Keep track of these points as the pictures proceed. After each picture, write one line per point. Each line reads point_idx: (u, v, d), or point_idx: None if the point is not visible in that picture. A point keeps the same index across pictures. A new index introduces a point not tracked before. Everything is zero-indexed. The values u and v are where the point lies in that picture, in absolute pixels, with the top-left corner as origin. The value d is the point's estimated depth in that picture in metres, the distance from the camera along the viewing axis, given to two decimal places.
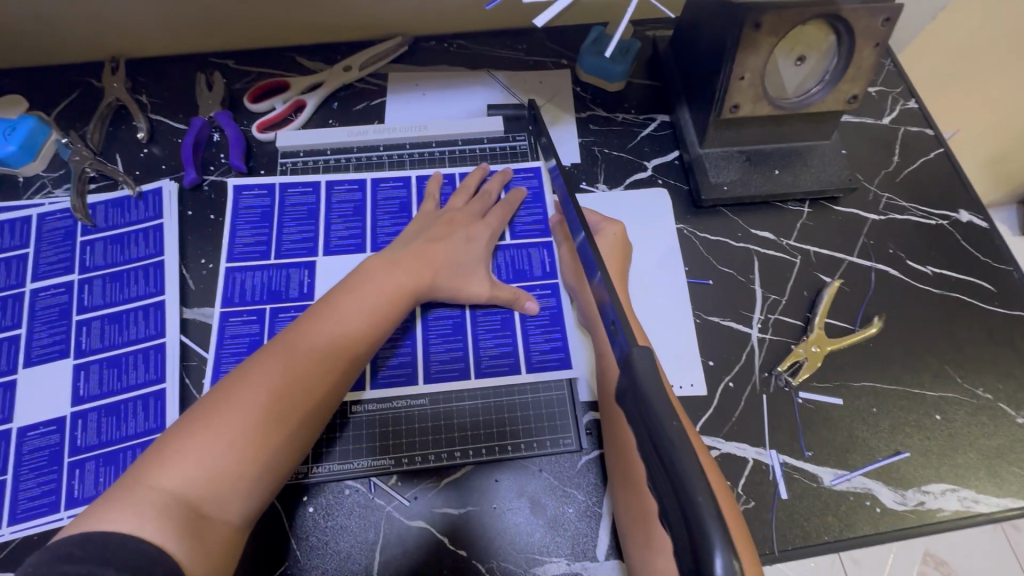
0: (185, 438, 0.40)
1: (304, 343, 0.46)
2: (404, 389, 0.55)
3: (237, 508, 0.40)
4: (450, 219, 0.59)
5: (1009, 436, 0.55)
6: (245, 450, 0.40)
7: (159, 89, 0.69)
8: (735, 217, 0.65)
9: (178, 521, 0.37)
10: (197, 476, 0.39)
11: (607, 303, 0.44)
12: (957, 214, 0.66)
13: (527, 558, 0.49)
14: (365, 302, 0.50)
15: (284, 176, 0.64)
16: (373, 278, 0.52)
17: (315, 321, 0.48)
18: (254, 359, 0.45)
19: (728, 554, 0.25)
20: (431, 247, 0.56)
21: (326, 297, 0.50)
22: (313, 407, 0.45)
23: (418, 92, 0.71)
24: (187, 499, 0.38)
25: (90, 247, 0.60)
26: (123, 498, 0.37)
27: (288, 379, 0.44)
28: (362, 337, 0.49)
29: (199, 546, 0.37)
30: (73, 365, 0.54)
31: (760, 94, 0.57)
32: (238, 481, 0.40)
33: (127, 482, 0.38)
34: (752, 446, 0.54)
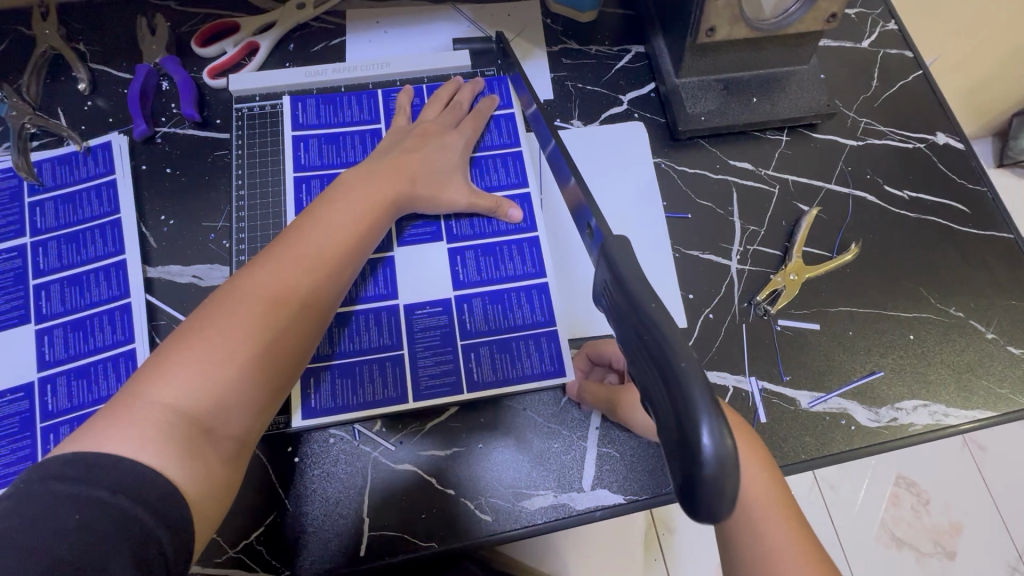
0: (184, 350, 0.38)
1: (304, 250, 0.45)
2: (382, 316, 0.54)
3: (240, 423, 0.39)
4: (423, 131, 0.57)
5: (979, 352, 0.57)
6: (230, 366, 0.39)
7: (97, 35, 0.64)
8: (715, 149, 0.63)
9: (182, 440, 0.36)
10: (202, 388, 0.37)
11: (580, 196, 0.43)
12: (934, 136, 0.66)
13: (514, 493, 0.50)
14: (348, 216, 0.49)
15: (241, 123, 0.61)
16: (355, 189, 0.51)
17: (304, 227, 0.46)
18: (257, 266, 0.43)
19: (716, 423, 0.27)
20: (409, 156, 0.55)
21: (309, 207, 0.48)
22: (315, 321, 0.44)
23: (379, 29, 0.66)
24: (193, 415, 0.37)
25: (40, 208, 0.56)
26: (122, 416, 0.35)
27: (256, 286, 0.42)
28: (349, 251, 0.48)
29: (201, 469, 0.36)
30: (35, 330, 0.52)
31: (736, 16, 0.55)
32: (241, 397, 0.39)
33: (121, 400, 0.36)
34: (731, 374, 0.55)
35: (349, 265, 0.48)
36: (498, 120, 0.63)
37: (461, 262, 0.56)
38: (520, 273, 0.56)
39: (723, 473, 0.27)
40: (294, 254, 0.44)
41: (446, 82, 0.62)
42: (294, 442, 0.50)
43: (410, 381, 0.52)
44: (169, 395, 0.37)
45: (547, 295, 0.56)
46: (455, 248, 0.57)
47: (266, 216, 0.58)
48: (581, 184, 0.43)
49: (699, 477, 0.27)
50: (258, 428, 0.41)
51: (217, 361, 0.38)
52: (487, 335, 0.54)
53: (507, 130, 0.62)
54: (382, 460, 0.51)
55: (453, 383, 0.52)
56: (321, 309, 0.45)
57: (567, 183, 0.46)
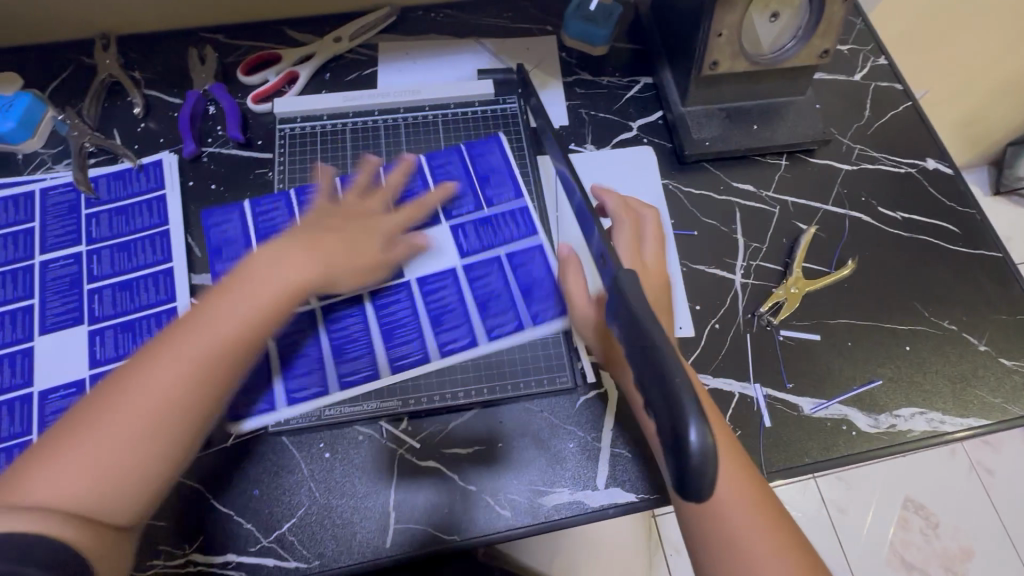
0: (65, 444, 0.38)
1: (192, 339, 0.43)
2: (411, 328, 0.57)
3: (123, 515, 0.39)
4: (346, 211, 0.56)
5: (973, 362, 0.60)
6: (118, 455, 0.39)
7: (152, 64, 0.70)
8: (718, 172, 0.68)
9: (75, 530, 0.36)
10: (71, 487, 0.37)
11: (598, 237, 0.45)
12: (925, 161, 0.70)
13: (533, 490, 0.53)
14: (246, 295, 0.46)
15: (284, 142, 0.66)
16: (257, 269, 0.47)
17: (199, 315, 0.44)
18: (149, 355, 0.42)
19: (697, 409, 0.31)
20: (330, 232, 0.53)
21: (213, 289, 0.46)
22: (191, 416, 0.42)
23: (409, 60, 0.72)
24: (75, 510, 0.37)
25: (96, 219, 0.61)
26: (1, 509, 0.36)
27: (132, 382, 0.41)
28: (243, 341, 0.44)
29: (108, 553, 0.38)
30: (88, 331, 0.56)
31: (737, 51, 0.60)
32: (124, 486, 0.39)
33: (5, 490, 0.37)
34: (737, 380, 0.58)
35: (252, 344, 0.45)
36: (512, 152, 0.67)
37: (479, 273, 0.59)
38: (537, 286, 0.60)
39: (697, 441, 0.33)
40: (183, 340, 0.43)
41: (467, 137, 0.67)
42: (324, 439, 0.54)
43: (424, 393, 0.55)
44: (47, 491, 0.37)
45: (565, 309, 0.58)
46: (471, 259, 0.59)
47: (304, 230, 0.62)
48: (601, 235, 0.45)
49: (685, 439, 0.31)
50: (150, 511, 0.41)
51: (104, 451, 0.39)
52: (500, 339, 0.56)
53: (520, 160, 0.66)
54: (408, 458, 0.54)
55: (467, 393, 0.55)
56: (220, 393, 0.43)
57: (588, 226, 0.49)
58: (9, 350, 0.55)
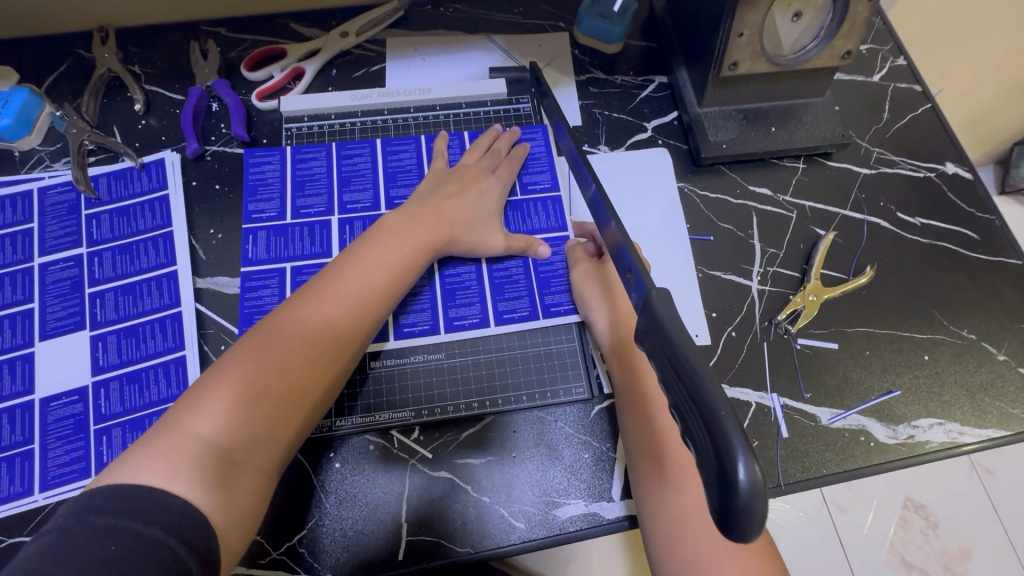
0: (219, 386, 0.43)
1: (330, 295, 0.49)
2: (425, 338, 0.56)
3: (264, 457, 0.43)
4: (461, 176, 0.60)
5: (991, 372, 0.59)
6: (253, 402, 0.43)
7: (152, 58, 0.68)
8: (734, 175, 0.67)
9: (210, 470, 0.40)
10: (226, 424, 0.41)
11: (625, 250, 0.44)
12: (944, 166, 0.69)
13: (546, 501, 0.52)
14: (382, 259, 0.52)
15: (290, 141, 0.64)
16: (391, 234, 0.54)
17: (336, 274, 0.50)
18: (290, 308, 0.48)
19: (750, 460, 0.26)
20: (449, 202, 0.58)
21: (347, 251, 0.53)
22: (330, 364, 0.47)
23: (417, 56, 0.70)
24: (222, 448, 0.41)
25: (97, 220, 0.60)
26: (161, 442, 0.40)
27: (287, 330, 0.46)
28: (377, 298, 0.51)
29: (229, 499, 0.40)
30: (90, 336, 0.55)
31: (757, 51, 0.59)
32: (258, 432, 0.43)
33: (162, 428, 0.41)
34: (754, 390, 0.57)
35: (381, 304, 0.51)
36: (534, 159, 0.65)
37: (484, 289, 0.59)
38: (556, 300, 0.59)
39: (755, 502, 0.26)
40: (325, 297, 0.49)
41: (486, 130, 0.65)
42: (335, 449, 0.53)
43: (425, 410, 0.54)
44: (202, 428, 0.41)
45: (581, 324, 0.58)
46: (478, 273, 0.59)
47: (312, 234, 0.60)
48: (619, 225, 0.45)
49: (732, 510, 0.26)
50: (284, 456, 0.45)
51: (243, 402, 0.43)
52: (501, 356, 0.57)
53: (544, 165, 0.65)
54: (420, 469, 0.53)
55: (470, 408, 0.54)
56: (343, 347, 0.48)
57: (609, 231, 0.48)
58: (9, 356, 0.54)
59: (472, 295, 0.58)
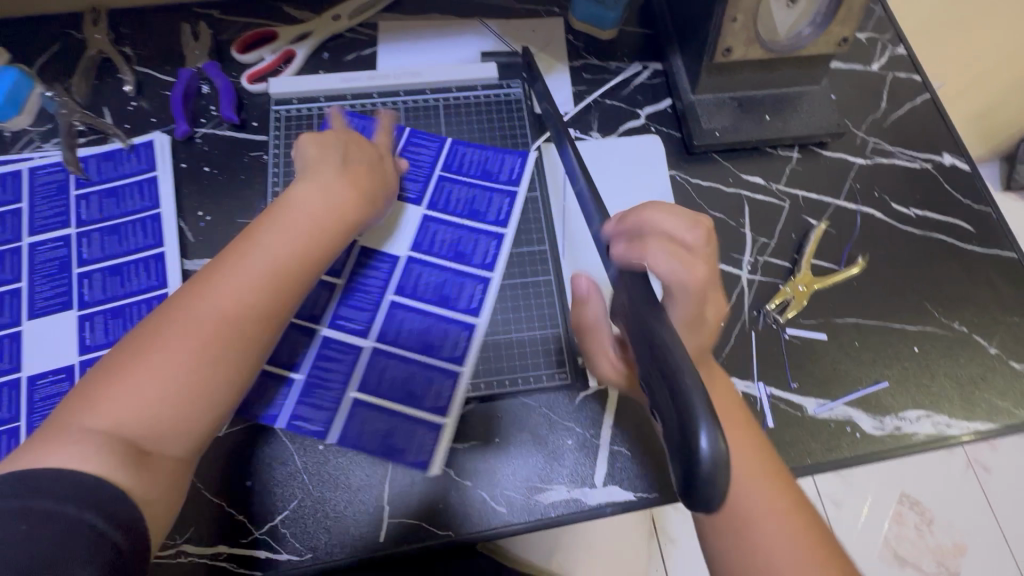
0: (108, 379, 0.40)
1: (236, 271, 0.45)
2: (404, 320, 0.56)
3: (177, 444, 0.41)
4: (358, 170, 0.56)
5: (982, 365, 0.59)
6: (159, 389, 0.40)
7: (143, 40, 0.68)
8: (728, 163, 0.66)
9: (117, 457, 0.37)
10: (135, 414, 0.39)
11: (603, 230, 0.48)
12: (941, 157, 0.68)
13: (529, 485, 0.52)
14: (279, 239, 0.48)
15: (279, 124, 0.64)
16: (290, 209, 0.50)
17: (232, 253, 0.47)
18: (204, 289, 0.45)
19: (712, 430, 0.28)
20: (354, 184, 0.54)
21: (243, 230, 0.49)
22: (253, 345, 0.44)
23: (409, 41, 0.70)
24: (128, 437, 0.38)
25: (86, 201, 0.60)
26: (53, 440, 0.37)
27: (181, 314, 0.43)
28: (296, 272, 0.48)
29: (145, 479, 0.38)
30: (77, 316, 0.55)
31: (752, 38, 0.58)
32: (168, 421, 0.40)
33: (53, 426, 0.38)
34: (741, 379, 0.57)
35: (278, 288, 0.47)
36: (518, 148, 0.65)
37: (481, 288, 0.58)
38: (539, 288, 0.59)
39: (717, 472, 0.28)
40: (219, 277, 0.45)
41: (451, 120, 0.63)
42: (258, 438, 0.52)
43: (387, 406, 0.53)
44: (99, 421, 0.38)
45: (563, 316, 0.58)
46: (469, 272, 0.59)
47: None
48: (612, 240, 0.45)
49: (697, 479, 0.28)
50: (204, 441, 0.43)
51: (145, 394, 0.40)
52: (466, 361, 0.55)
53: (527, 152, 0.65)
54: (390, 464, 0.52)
55: (433, 404, 0.53)
56: (252, 330, 0.44)
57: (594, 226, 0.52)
58: None
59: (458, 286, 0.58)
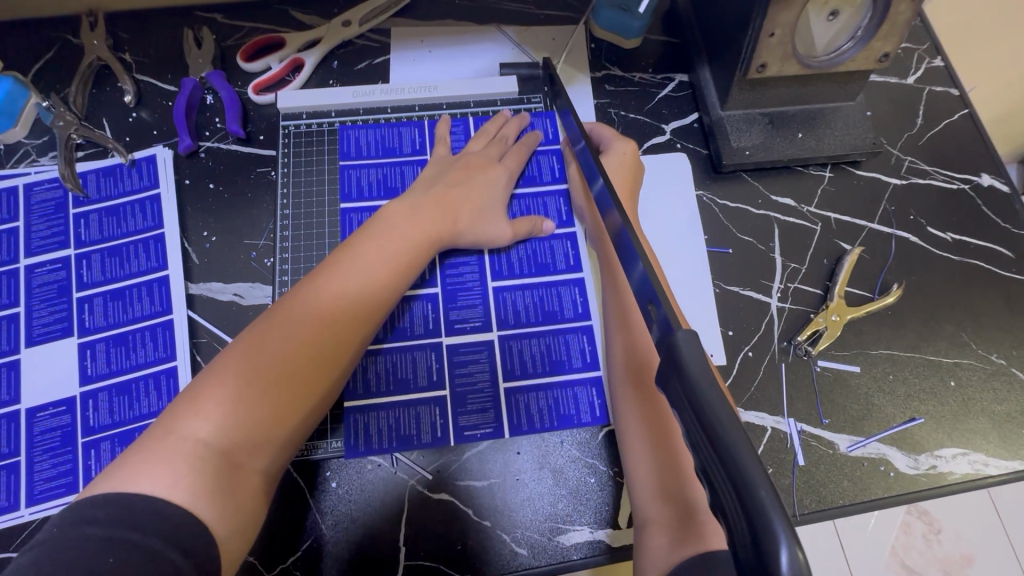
0: (209, 388, 0.40)
1: (336, 285, 0.46)
2: (422, 343, 0.54)
3: (268, 458, 0.41)
4: (466, 164, 0.57)
5: (1020, 401, 0.56)
6: (259, 403, 0.40)
7: (143, 45, 0.64)
8: (756, 183, 0.63)
9: (213, 474, 0.37)
10: (231, 426, 0.39)
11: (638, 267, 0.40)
12: (979, 177, 0.65)
13: (551, 526, 0.50)
14: (382, 249, 0.49)
15: (288, 139, 0.60)
16: (392, 225, 0.51)
17: (339, 264, 0.47)
18: (303, 298, 0.45)
19: (794, 548, 0.22)
20: (453, 192, 0.55)
21: (346, 242, 0.49)
22: (342, 358, 0.45)
23: (424, 49, 0.66)
24: (224, 451, 0.38)
25: (85, 220, 0.57)
26: (155, 449, 0.37)
27: (289, 323, 0.43)
28: (387, 289, 0.48)
29: (230, 505, 0.37)
30: (78, 344, 0.53)
31: (789, 53, 0.55)
32: (266, 432, 0.40)
33: (158, 431, 0.38)
34: (770, 414, 0.54)
35: (389, 294, 0.48)
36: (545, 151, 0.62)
37: (571, 245, 0.58)
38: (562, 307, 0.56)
39: None
40: (318, 289, 0.46)
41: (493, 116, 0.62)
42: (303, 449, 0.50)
43: (519, 399, 0.53)
44: (201, 432, 0.38)
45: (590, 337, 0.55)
46: (555, 234, 0.59)
47: (310, 239, 0.57)
48: (629, 227, 0.43)
49: None
50: (287, 455, 0.43)
51: (243, 403, 0.40)
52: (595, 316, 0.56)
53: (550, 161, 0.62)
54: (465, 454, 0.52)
55: (580, 364, 0.54)
56: (348, 342, 0.46)
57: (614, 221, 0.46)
58: None
59: (548, 254, 0.58)
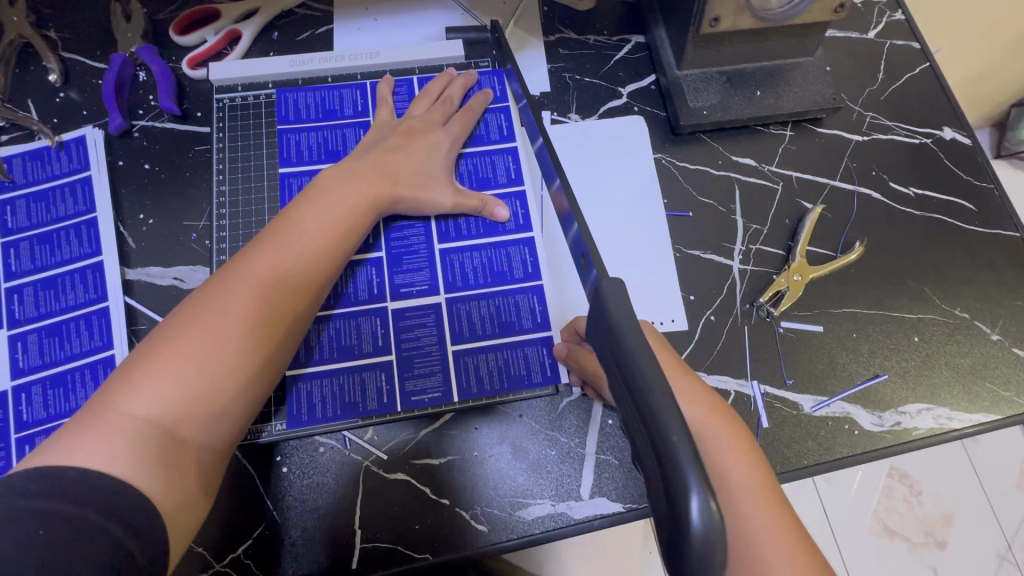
0: (145, 362, 0.37)
1: (278, 249, 0.44)
2: (368, 312, 0.52)
3: (216, 432, 0.38)
4: (408, 128, 0.55)
5: (984, 354, 0.56)
6: (200, 372, 0.38)
7: (69, 22, 0.61)
8: (716, 144, 0.61)
9: (155, 450, 0.35)
10: (172, 399, 0.36)
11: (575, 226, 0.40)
12: (941, 131, 0.64)
13: (511, 501, 0.49)
14: (327, 213, 0.47)
15: (223, 113, 0.58)
16: (333, 187, 0.48)
17: (280, 228, 0.45)
18: (241, 264, 0.42)
19: (705, 494, 0.24)
20: (393, 156, 0.52)
21: (285, 207, 0.47)
22: (290, 323, 0.43)
23: (369, 16, 0.63)
24: (166, 425, 0.36)
25: (12, 206, 0.54)
26: (89, 429, 0.34)
27: (229, 289, 0.41)
28: (333, 251, 0.46)
29: (177, 479, 0.35)
30: (8, 336, 0.50)
31: (742, 5, 0.52)
32: (211, 404, 0.38)
33: (91, 411, 0.35)
34: (733, 377, 0.53)
35: (334, 260, 0.46)
36: (494, 113, 0.60)
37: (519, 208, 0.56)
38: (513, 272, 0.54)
39: (712, 542, 0.24)
40: (258, 252, 0.43)
41: (437, 76, 0.60)
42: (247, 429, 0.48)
43: (469, 366, 0.51)
44: (139, 407, 0.36)
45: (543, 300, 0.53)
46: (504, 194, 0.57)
47: (249, 217, 0.55)
48: (564, 188, 0.42)
49: (685, 546, 0.24)
50: (239, 429, 0.41)
51: (181, 375, 0.37)
52: (544, 273, 0.54)
53: (501, 123, 0.59)
54: (425, 424, 0.50)
55: (532, 324, 0.52)
56: (294, 308, 0.43)
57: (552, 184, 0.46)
58: None
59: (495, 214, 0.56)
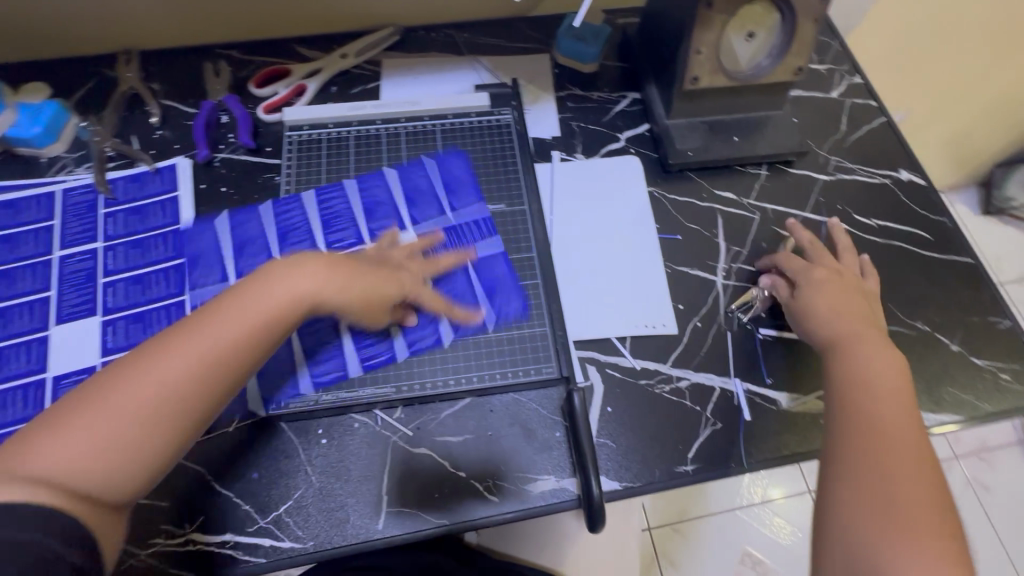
0: (78, 410, 0.41)
1: (229, 306, 0.47)
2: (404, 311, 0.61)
3: (120, 478, 0.41)
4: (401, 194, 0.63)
5: (945, 362, 0.62)
6: (129, 423, 0.41)
7: (169, 76, 0.75)
8: (701, 180, 0.72)
9: (47, 490, 0.38)
10: (78, 447, 0.40)
11: None
12: (898, 173, 0.74)
13: (520, 476, 0.55)
14: (288, 270, 0.49)
15: (291, 147, 0.70)
16: (298, 253, 0.51)
17: (237, 286, 0.48)
18: (190, 318, 0.46)
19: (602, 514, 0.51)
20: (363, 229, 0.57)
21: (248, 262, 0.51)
22: (228, 371, 0.45)
23: (411, 75, 0.77)
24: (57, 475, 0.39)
25: (113, 218, 0.65)
26: (18, 464, 0.38)
27: (173, 341, 0.44)
28: (290, 308, 0.49)
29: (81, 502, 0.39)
30: (101, 321, 0.60)
31: (716, 67, 0.65)
32: (129, 448, 0.41)
33: (23, 447, 0.39)
34: (718, 375, 0.60)
35: (291, 309, 0.49)
36: (515, 152, 0.71)
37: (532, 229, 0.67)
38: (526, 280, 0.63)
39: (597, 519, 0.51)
40: (208, 307, 0.46)
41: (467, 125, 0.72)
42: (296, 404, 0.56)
43: (488, 357, 0.59)
44: (45, 456, 0.39)
45: (552, 304, 0.62)
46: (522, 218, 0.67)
47: (306, 231, 0.65)
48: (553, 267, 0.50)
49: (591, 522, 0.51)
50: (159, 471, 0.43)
51: (168, 412, 0.43)
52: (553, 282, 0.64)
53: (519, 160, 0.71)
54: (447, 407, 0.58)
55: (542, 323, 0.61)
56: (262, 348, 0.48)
57: None
58: (26, 339, 0.58)
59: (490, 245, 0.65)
